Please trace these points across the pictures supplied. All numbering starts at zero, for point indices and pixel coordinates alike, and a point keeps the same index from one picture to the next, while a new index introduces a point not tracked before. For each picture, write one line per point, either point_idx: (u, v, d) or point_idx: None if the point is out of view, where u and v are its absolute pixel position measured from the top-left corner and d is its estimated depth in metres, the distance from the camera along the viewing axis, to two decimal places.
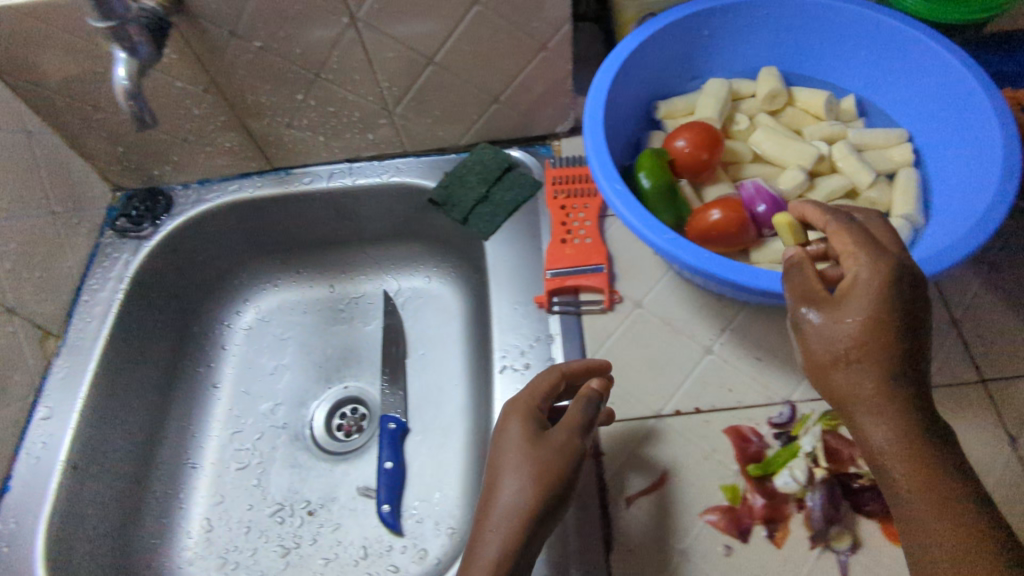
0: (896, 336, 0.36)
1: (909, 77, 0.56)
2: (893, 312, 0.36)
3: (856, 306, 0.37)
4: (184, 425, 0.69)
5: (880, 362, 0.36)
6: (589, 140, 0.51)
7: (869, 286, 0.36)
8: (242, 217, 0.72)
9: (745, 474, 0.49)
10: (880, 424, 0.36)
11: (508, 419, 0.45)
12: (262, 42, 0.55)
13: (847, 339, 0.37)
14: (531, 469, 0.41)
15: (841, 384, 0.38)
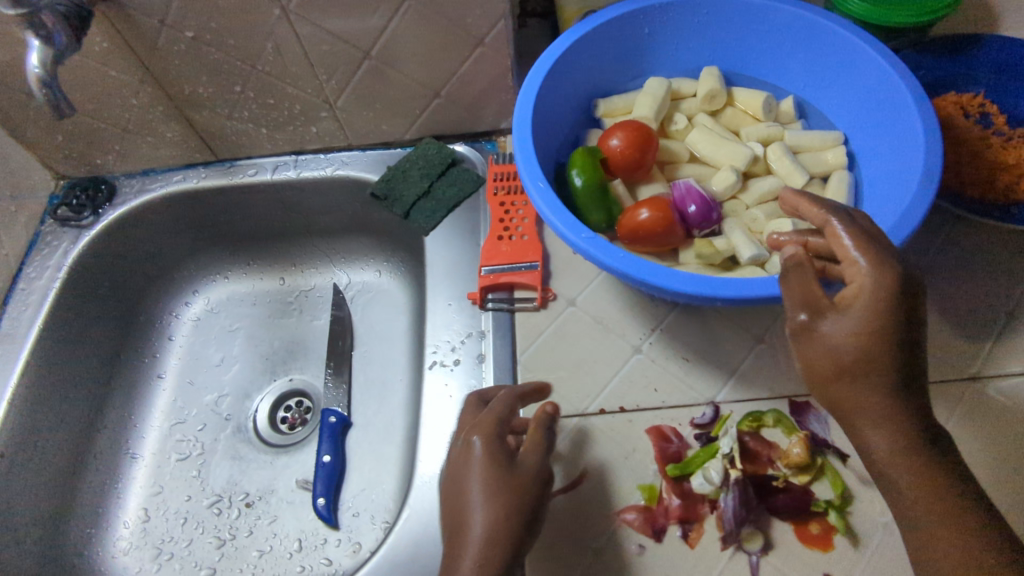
0: (897, 347, 0.35)
1: (844, 80, 0.56)
2: (895, 325, 0.35)
3: (860, 320, 0.35)
4: (123, 415, 0.69)
5: (882, 374, 0.36)
6: (516, 136, 0.51)
7: (874, 300, 0.35)
8: (186, 208, 0.71)
9: (665, 474, 0.48)
10: (877, 432, 0.37)
11: (474, 441, 0.44)
12: (194, 33, 0.55)
13: (850, 354, 0.36)
14: (505, 502, 0.41)
15: (845, 397, 0.37)
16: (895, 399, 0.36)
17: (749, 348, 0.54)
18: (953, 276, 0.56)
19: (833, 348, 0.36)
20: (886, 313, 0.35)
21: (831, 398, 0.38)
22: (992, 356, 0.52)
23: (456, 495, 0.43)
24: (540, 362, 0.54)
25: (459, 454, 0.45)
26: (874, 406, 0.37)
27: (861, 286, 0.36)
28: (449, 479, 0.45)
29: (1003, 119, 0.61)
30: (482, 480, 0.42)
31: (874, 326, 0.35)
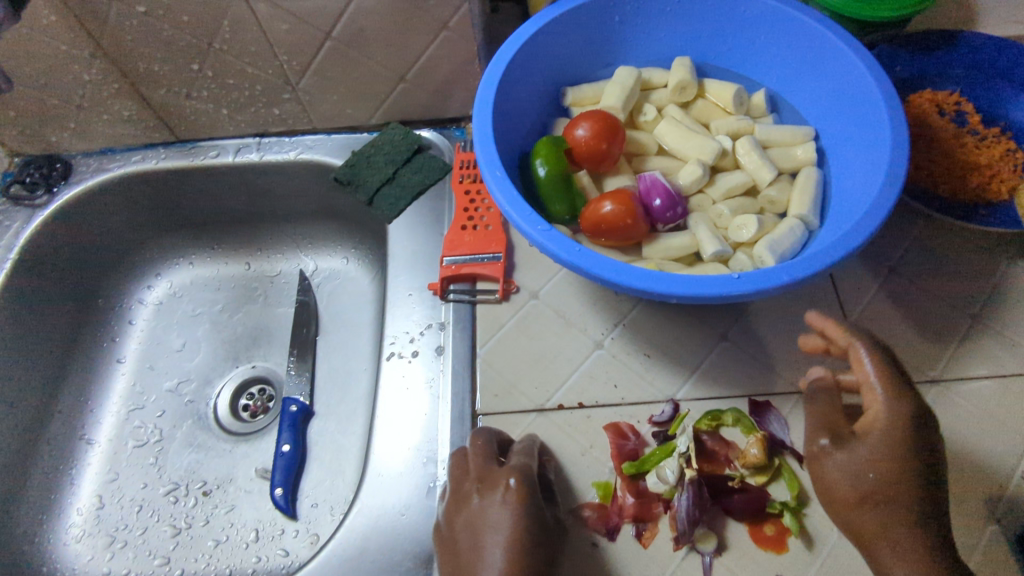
0: (913, 474, 0.39)
1: (815, 73, 0.55)
2: (911, 454, 0.39)
3: (878, 443, 0.40)
4: (79, 400, 0.67)
5: (901, 499, 0.39)
6: (476, 123, 0.49)
7: (892, 427, 0.40)
8: (147, 190, 0.69)
9: (622, 473, 0.48)
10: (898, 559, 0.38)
11: (512, 483, 0.43)
12: (145, 7, 0.54)
13: (869, 477, 0.40)
14: (531, 557, 0.40)
15: (865, 524, 0.40)
16: (916, 526, 0.39)
17: (711, 346, 0.53)
18: (921, 277, 0.55)
19: (853, 468, 0.40)
20: (905, 439, 0.40)
21: (853, 526, 0.41)
22: (954, 359, 0.52)
23: (475, 532, 0.41)
24: (501, 356, 0.53)
25: (490, 491, 0.43)
26: (896, 530, 0.39)
27: (875, 413, 0.41)
28: (466, 522, 0.42)
29: (978, 118, 0.60)
30: (512, 526, 0.41)
31: (892, 450, 0.39)
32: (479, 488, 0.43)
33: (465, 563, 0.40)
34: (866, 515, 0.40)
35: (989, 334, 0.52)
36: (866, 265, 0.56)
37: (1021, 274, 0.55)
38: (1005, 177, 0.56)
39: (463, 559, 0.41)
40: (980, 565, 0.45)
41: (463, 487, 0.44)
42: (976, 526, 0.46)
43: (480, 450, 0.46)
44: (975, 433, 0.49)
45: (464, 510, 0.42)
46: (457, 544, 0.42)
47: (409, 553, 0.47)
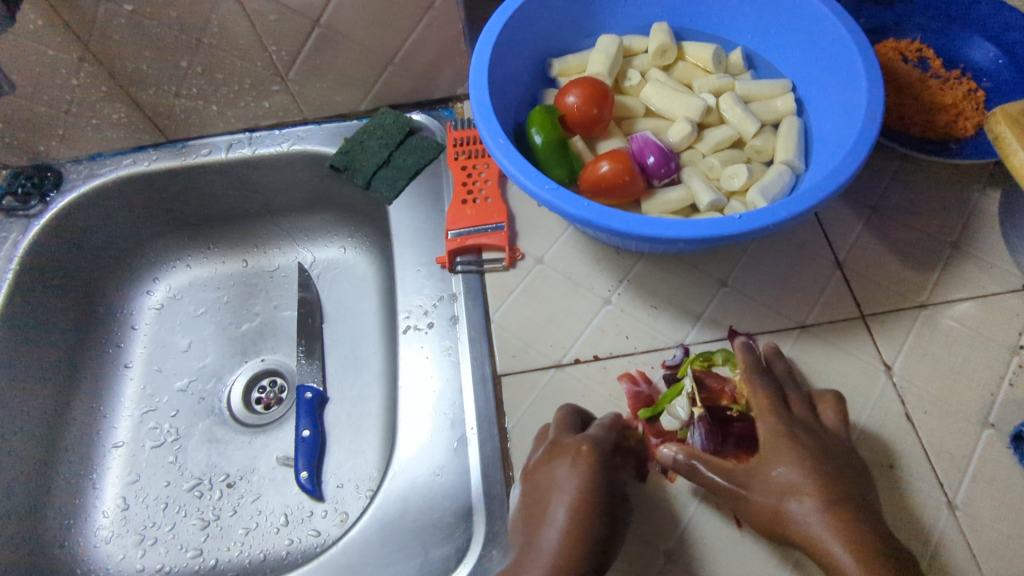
0: (817, 470, 0.42)
1: (789, 28, 0.58)
2: (806, 453, 0.43)
3: (778, 451, 0.43)
4: (91, 407, 0.68)
5: (821, 492, 0.41)
6: (473, 95, 0.51)
7: (784, 435, 0.44)
8: (140, 193, 0.69)
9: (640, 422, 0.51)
10: (840, 547, 0.38)
11: (583, 449, 0.45)
12: (133, 6, 0.54)
13: (779, 481, 0.42)
14: (594, 525, 0.42)
15: (795, 528, 0.41)
16: (842, 514, 0.40)
17: (713, 292, 0.56)
18: (901, 212, 0.59)
19: (768, 480, 0.42)
20: (801, 444, 0.43)
21: (796, 537, 0.41)
22: (939, 286, 0.55)
23: (545, 494, 0.44)
24: (515, 319, 0.56)
25: (561, 455, 0.46)
26: (828, 520, 0.40)
27: (768, 429, 0.44)
28: (533, 489, 0.46)
29: (939, 64, 0.63)
30: (576, 495, 0.43)
31: (794, 453, 0.43)
32: (552, 450, 0.46)
33: (533, 517, 0.44)
34: (799, 519, 0.40)
35: (970, 260, 0.56)
36: (849, 205, 0.60)
37: (993, 203, 0.59)
38: (968, 115, 0.59)
39: (530, 517, 0.44)
40: (980, 469, 0.48)
41: (535, 455, 0.48)
42: (971, 434, 0.49)
43: (557, 425, 0.48)
44: (964, 351, 0.52)
45: (534, 471, 0.46)
46: (529, 501, 0.45)
47: (447, 509, 0.51)
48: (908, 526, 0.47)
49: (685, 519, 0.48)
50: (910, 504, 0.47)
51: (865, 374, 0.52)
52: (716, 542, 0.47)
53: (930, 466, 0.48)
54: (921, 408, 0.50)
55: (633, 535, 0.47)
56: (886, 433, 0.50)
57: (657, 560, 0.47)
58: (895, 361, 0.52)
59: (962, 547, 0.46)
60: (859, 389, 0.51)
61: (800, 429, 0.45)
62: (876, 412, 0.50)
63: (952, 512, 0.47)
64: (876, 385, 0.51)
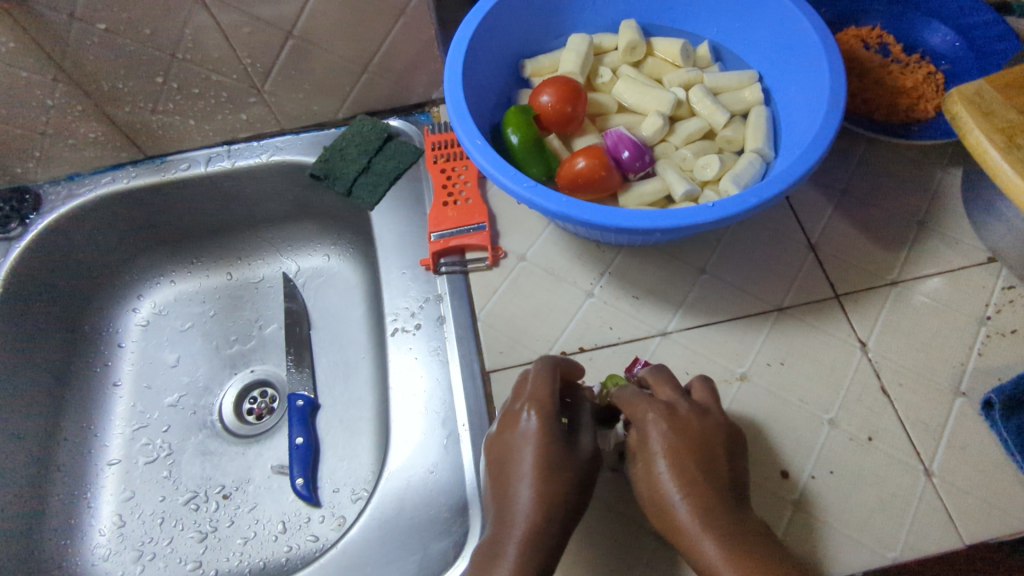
0: (679, 460, 0.43)
1: (753, 20, 0.59)
2: (670, 443, 0.43)
3: (660, 439, 0.44)
4: (82, 427, 0.68)
5: (695, 484, 0.42)
6: (452, 101, 0.51)
7: (665, 424, 0.44)
8: (120, 211, 0.69)
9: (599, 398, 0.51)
10: (709, 542, 0.39)
11: (531, 415, 0.45)
12: (106, 25, 0.54)
13: (653, 475, 0.43)
14: (558, 481, 0.43)
15: (666, 520, 0.42)
16: (712, 506, 0.41)
17: (692, 280, 0.57)
18: (868, 194, 0.61)
19: (647, 475, 0.44)
20: (680, 435, 0.44)
21: (670, 523, 0.42)
22: (907, 263, 0.57)
23: (507, 463, 0.44)
24: (500, 316, 0.57)
25: (514, 424, 0.45)
26: (700, 513, 0.41)
27: (642, 421, 0.45)
28: (496, 459, 0.45)
29: (899, 48, 0.66)
30: (537, 458, 0.43)
31: (672, 444, 0.43)
32: (505, 420, 0.46)
33: (501, 487, 0.44)
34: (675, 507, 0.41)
35: (936, 237, 0.58)
36: (819, 189, 0.61)
37: (955, 180, 0.61)
38: (928, 98, 0.62)
39: (497, 485, 0.44)
40: (954, 436, 0.50)
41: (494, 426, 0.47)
42: (944, 403, 0.51)
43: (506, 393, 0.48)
44: (934, 324, 0.54)
45: (494, 444, 0.46)
46: (494, 470, 0.45)
47: (444, 505, 0.52)
48: (887, 494, 0.48)
49: None
50: (888, 473, 0.49)
51: (841, 351, 0.54)
52: None
53: (906, 436, 0.50)
54: (895, 380, 0.52)
55: (625, 518, 0.49)
56: (864, 407, 0.51)
57: (650, 542, 0.48)
58: (869, 337, 0.54)
59: (940, 512, 0.48)
60: (836, 365, 0.53)
61: (676, 415, 0.45)
62: (853, 387, 0.52)
63: (929, 479, 0.49)
64: (853, 361, 0.53)
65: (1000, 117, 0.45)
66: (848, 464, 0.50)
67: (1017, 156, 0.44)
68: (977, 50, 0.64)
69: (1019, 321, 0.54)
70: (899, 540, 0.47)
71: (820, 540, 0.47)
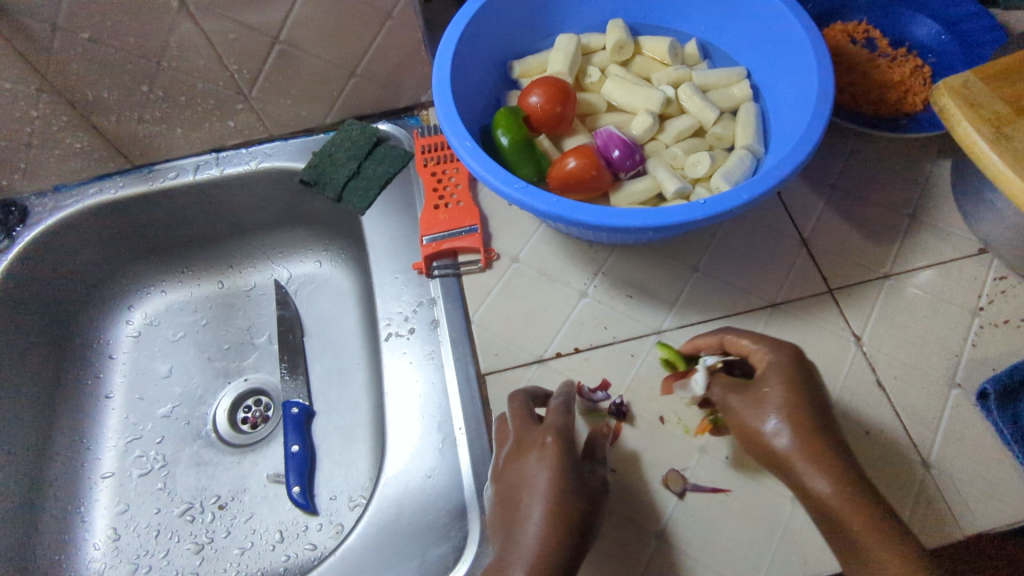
0: (807, 400, 0.41)
1: (739, 17, 0.60)
2: (798, 382, 0.42)
3: (776, 373, 0.42)
4: (74, 440, 0.67)
5: (807, 420, 0.41)
6: (440, 105, 0.51)
7: (786, 363, 0.43)
8: (109, 222, 0.69)
9: (693, 346, 0.49)
10: (821, 479, 0.39)
11: (548, 441, 0.43)
12: (89, 34, 0.54)
13: (773, 407, 0.41)
14: (571, 506, 0.40)
15: (778, 450, 0.41)
16: (827, 444, 0.40)
17: (686, 278, 0.57)
18: (859, 189, 0.61)
19: (760, 405, 0.42)
20: (795, 369, 0.43)
21: (772, 454, 0.41)
22: (900, 256, 0.57)
23: (516, 489, 0.42)
24: (495, 319, 0.56)
25: (530, 450, 0.43)
26: (809, 449, 0.40)
27: (771, 358, 0.43)
28: (507, 485, 0.43)
29: (886, 42, 0.66)
30: (548, 481, 0.41)
31: (790, 379, 0.42)
32: (522, 445, 0.44)
33: (510, 514, 0.41)
34: (780, 441, 0.40)
35: (927, 230, 0.58)
36: (810, 184, 0.62)
37: (944, 172, 0.61)
38: (917, 91, 0.62)
39: (505, 513, 0.42)
40: (950, 427, 0.50)
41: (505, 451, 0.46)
42: (939, 396, 0.51)
43: (516, 420, 0.47)
44: (928, 317, 0.54)
45: (509, 468, 0.44)
46: (505, 494, 0.43)
47: (442, 510, 0.51)
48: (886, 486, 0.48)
49: (670, 502, 0.49)
50: (886, 467, 0.49)
51: (835, 347, 0.53)
52: (705, 517, 0.48)
53: (904, 430, 0.50)
54: (890, 373, 0.52)
55: (622, 518, 0.49)
56: (859, 401, 0.51)
57: (649, 541, 0.48)
58: (864, 331, 0.54)
59: (938, 504, 0.48)
60: (831, 360, 0.53)
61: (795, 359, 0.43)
62: (849, 380, 0.52)
63: (927, 471, 0.49)
64: (848, 356, 0.53)
65: (987, 108, 0.46)
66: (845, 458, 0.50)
67: (1004, 146, 0.44)
68: (962, 43, 0.64)
69: (1012, 311, 0.54)
70: None
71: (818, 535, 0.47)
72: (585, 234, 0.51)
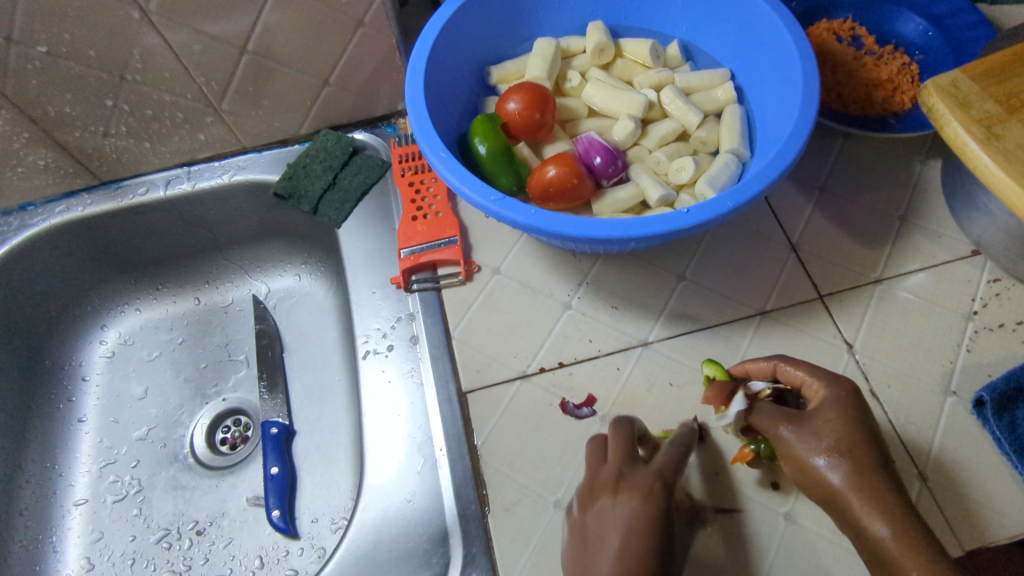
0: (862, 438, 0.42)
1: (721, 17, 0.58)
2: (855, 420, 0.42)
3: (833, 408, 0.43)
4: (45, 467, 0.65)
5: (861, 458, 0.41)
6: (413, 115, 0.49)
7: (843, 398, 0.43)
8: (78, 240, 0.67)
9: (743, 368, 0.48)
10: (879, 518, 0.40)
11: (652, 489, 0.42)
12: (47, 47, 0.51)
13: (827, 442, 0.42)
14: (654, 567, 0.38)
15: (828, 484, 0.41)
16: (882, 483, 0.41)
17: (672, 287, 0.56)
18: (848, 191, 0.59)
19: (812, 437, 0.42)
20: (852, 402, 0.43)
21: (825, 489, 0.41)
22: (891, 260, 0.55)
23: (600, 527, 0.41)
24: (476, 334, 0.55)
25: (624, 491, 0.42)
26: (863, 486, 0.40)
27: (828, 393, 0.43)
28: (587, 527, 0.42)
29: (872, 40, 0.64)
30: (640, 530, 0.39)
31: (846, 415, 0.42)
32: (616, 479, 0.43)
33: (587, 557, 0.40)
34: (835, 476, 0.41)
35: (918, 231, 0.57)
36: (797, 187, 0.60)
37: (935, 172, 0.59)
38: (904, 89, 0.60)
39: (584, 550, 0.41)
40: (946, 438, 0.49)
41: (594, 480, 0.44)
42: (934, 403, 0.50)
43: (617, 451, 0.45)
44: (921, 322, 0.53)
45: (595, 503, 0.42)
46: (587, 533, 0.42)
47: (424, 534, 0.50)
48: None
49: None
50: None
51: (826, 355, 0.52)
52: (694, 535, 0.47)
53: (900, 440, 0.49)
54: (884, 382, 0.51)
55: None
56: None
57: None
58: (856, 338, 0.52)
59: (937, 517, 0.46)
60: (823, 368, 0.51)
61: (852, 397, 0.43)
62: None
63: (924, 484, 0.47)
64: (840, 365, 0.52)
65: (977, 107, 0.44)
66: None
67: (997, 147, 0.42)
68: (949, 40, 0.62)
69: (1007, 314, 0.53)
70: None
71: (812, 552, 0.46)
72: (567, 246, 0.50)
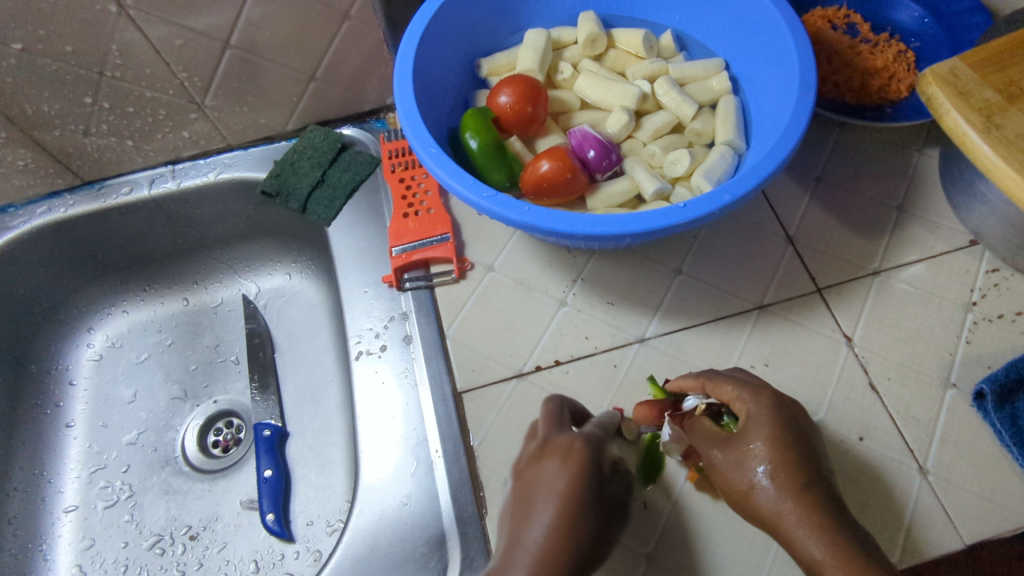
0: (792, 454, 0.40)
1: (715, 6, 0.57)
2: (784, 436, 0.40)
3: (760, 426, 0.41)
4: (34, 474, 0.63)
5: (794, 476, 0.39)
6: (402, 109, 0.48)
7: (768, 415, 0.41)
8: (62, 242, 0.65)
9: (676, 386, 0.47)
10: (813, 541, 0.37)
11: (574, 448, 0.42)
12: (22, 44, 0.50)
13: (756, 462, 0.40)
14: (581, 519, 0.40)
15: (763, 507, 0.39)
16: (818, 503, 0.38)
17: (668, 281, 0.55)
18: (845, 181, 0.59)
19: (741, 458, 0.41)
20: (778, 418, 0.41)
21: (761, 513, 0.40)
22: (889, 250, 0.55)
23: (531, 491, 0.42)
24: (471, 332, 0.54)
25: (545, 458, 0.43)
26: (797, 506, 0.38)
27: (753, 410, 0.42)
28: (517, 498, 0.42)
29: (867, 27, 0.63)
30: (566, 486, 0.40)
31: (774, 432, 0.40)
32: (541, 445, 0.44)
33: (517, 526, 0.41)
34: (767, 498, 0.39)
35: (916, 221, 0.56)
36: (794, 178, 0.59)
37: (932, 161, 0.59)
38: (901, 77, 0.59)
39: (516, 516, 0.41)
40: (947, 430, 0.48)
41: (526, 451, 0.45)
42: (934, 396, 0.49)
43: (547, 419, 0.46)
44: (920, 313, 0.52)
45: (524, 477, 0.43)
46: (517, 496, 0.43)
47: (421, 537, 0.49)
48: (881, 493, 0.46)
49: (662, 520, 0.47)
50: (881, 475, 0.47)
51: (826, 348, 0.51)
52: (695, 533, 0.46)
53: (901, 437, 0.48)
54: (884, 375, 0.50)
55: None
56: (853, 405, 0.49)
57: (637, 563, 0.46)
58: (855, 331, 0.52)
59: (939, 513, 0.46)
60: (822, 361, 0.51)
61: (777, 410, 0.41)
62: (841, 385, 0.50)
63: (924, 478, 0.47)
64: (839, 359, 0.51)
65: (977, 96, 0.43)
66: (839, 465, 0.48)
67: (997, 136, 0.42)
68: (946, 26, 0.62)
69: (1007, 305, 0.52)
70: (898, 544, 0.45)
71: None
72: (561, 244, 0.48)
